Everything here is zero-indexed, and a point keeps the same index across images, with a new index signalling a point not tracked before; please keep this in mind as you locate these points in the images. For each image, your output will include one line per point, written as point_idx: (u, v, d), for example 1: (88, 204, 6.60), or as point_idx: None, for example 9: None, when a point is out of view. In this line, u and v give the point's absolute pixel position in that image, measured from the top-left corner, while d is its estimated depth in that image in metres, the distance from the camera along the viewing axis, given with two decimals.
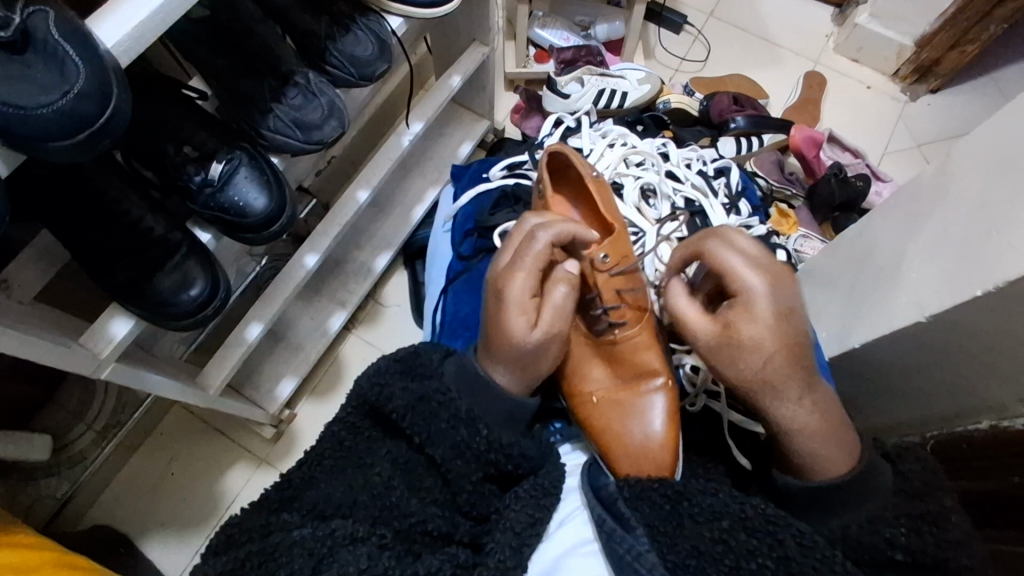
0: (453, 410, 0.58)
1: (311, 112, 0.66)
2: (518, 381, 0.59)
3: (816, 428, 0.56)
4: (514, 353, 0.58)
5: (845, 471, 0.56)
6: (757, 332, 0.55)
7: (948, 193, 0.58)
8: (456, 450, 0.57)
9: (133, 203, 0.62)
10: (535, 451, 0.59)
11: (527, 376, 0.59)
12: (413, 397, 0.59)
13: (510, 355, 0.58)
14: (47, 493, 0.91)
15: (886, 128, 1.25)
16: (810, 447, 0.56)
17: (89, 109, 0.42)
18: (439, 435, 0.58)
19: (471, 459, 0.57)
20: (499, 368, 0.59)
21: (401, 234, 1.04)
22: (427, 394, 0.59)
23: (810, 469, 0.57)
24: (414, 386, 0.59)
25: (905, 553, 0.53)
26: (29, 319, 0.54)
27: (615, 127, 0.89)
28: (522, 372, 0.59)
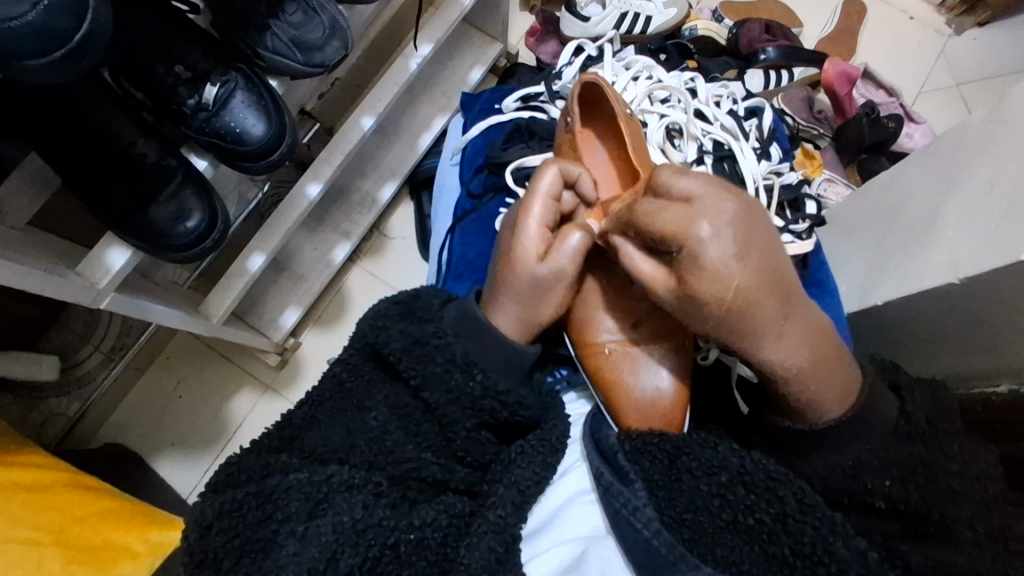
0: (450, 354, 0.56)
1: (312, 32, 0.61)
2: (522, 322, 0.59)
3: (806, 369, 0.51)
4: (520, 286, 0.58)
5: (843, 409, 0.54)
6: (731, 279, 0.48)
7: (997, 145, 0.54)
8: (445, 369, 0.56)
9: (124, 126, 0.58)
10: (535, 402, 0.58)
11: (530, 316, 0.59)
12: (412, 332, 0.58)
13: (517, 291, 0.58)
14: (59, 411, 0.93)
15: (925, 65, 1.17)
16: (806, 391, 0.52)
17: (64, 24, 0.38)
18: (435, 378, 0.56)
19: (460, 376, 0.56)
20: (500, 311, 0.59)
21: (408, 163, 1.00)
22: (424, 337, 0.57)
23: (817, 403, 0.53)
24: (412, 328, 0.58)
25: (885, 501, 0.52)
26: (20, 245, 0.52)
27: (640, 58, 0.83)
28: (528, 310, 0.58)
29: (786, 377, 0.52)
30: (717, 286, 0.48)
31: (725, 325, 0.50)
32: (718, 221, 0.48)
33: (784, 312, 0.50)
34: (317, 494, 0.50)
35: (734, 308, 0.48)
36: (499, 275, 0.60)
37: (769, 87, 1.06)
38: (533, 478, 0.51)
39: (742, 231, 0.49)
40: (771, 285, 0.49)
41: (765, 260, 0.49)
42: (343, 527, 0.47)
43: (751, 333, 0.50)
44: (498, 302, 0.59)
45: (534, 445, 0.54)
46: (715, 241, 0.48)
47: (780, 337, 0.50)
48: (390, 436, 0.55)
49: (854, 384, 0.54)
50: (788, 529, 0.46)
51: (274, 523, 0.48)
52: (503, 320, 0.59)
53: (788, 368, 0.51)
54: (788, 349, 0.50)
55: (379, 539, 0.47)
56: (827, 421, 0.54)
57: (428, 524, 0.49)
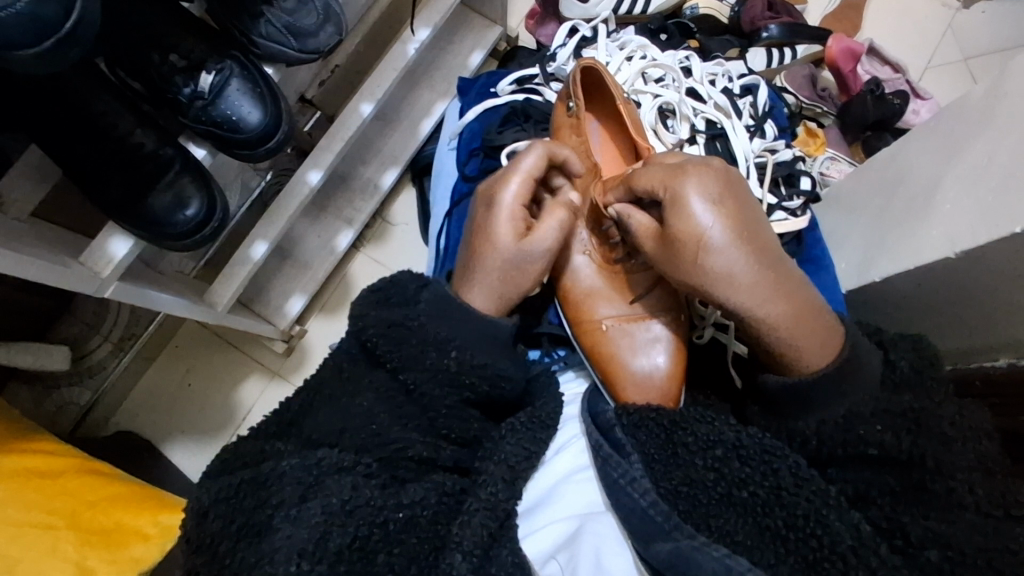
0: (425, 335, 0.57)
1: (305, 18, 0.61)
2: (493, 299, 0.61)
3: (787, 320, 0.52)
4: (493, 265, 0.60)
5: (830, 362, 0.54)
6: (710, 223, 0.52)
7: (999, 116, 0.53)
8: (419, 349, 0.57)
9: (121, 117, 0.59)
10: (514, 372, 0.60)
11: (501, 294, 0.61)
12: (388, 316, 0.58)
13: (490, 269, 0.60)
14: (70, 401, 0.95)
15: (933, 39, 1.15)
16: (788, 340, 0.53)
17: (52, 13, 0.39)
18: (410, 359, 0.57)
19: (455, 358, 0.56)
20: (472, 289, 0.61)
21: (409, 149, 1.00)
22: (397, 320, 0.58)
23: (802, 356, 0.54)
24: (385, 313, 0.58)
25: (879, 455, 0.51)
26: (21, 235, 0.52)
27: (635, 38, 0.83)
28: (500, 287, 0.61)
29: (769, 326, 0.53)
30: (691, 229, 0.52)
31: (705, 272, 0.53)
32: (700, 174, 0.53)
33: (764, 260, 0.52)
34: (310, 478, 0.51)
35: (713, 252, 0.52)
36: (473, 253, 0.62)
37: (771, 66, 1.05)
38: (521, 454, 0.52)
39: (724, 186, 0.53)
40: (752, 232, 0.53)
41: (748, 212, 0.53)
42: (332, 509, 0.48)
43: (731, 279, 0.52)
44: (471, 279, 0.61)
45: (524, 423, 0.55)
46: (696, 192, 0.53)
47: (760, 285, 0.52)
48: (377, 420, 0.55)
49: (840, 344, 0.55)
50: (783, 503, 0.46)
51: (269, 508, 0.49)
52: (476, 296, 0.61)
53: (770, 319, 0.52)
54: (767, 297, 0.52)
55: (369, 521, 0.48)
56: (807, 372, 0.54)
57: (417, 503, 0.50)
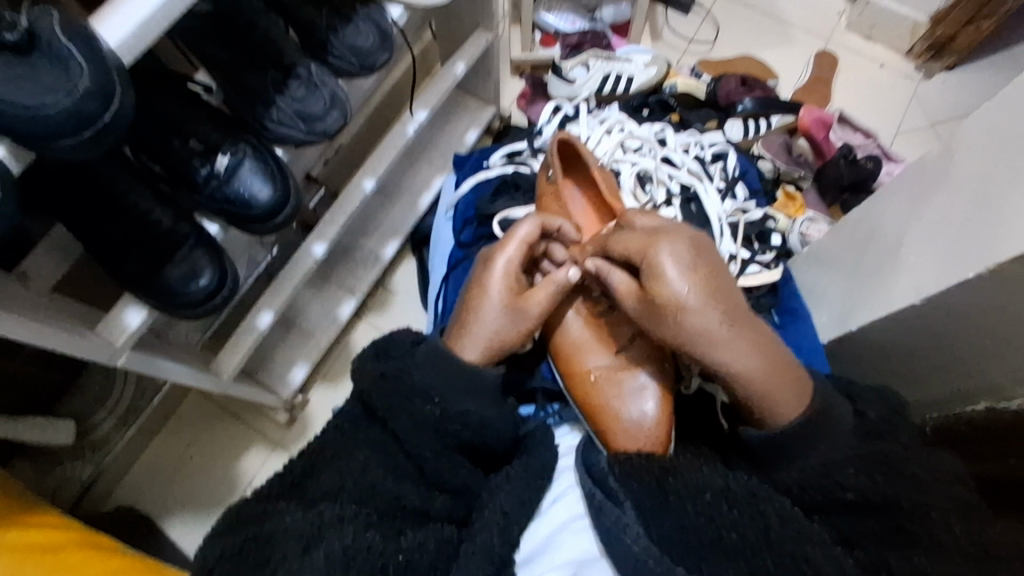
0: (410, 384, 0.59)
1: (314, 104, 0.67)
2: (487, 353, 0.63)
3: (761, 372, 0.55)
4: (487, 320, 0.63)
5: (799, 412, 0.56)
6: (687, 281, 0.55)
7: (951, 172, 0.57)
8: (406, 398, 0.59)
9: (140, 195, 0.63)
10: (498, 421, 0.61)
11: (494, 348, 0.63)
12: (377, 369, 0.60)
13: (483, 325, 0.63)
14: (73, 476, 0.95)
15: (898, 108, 1.24)
16: (764, 392, 0.55)
17: (94, 108, 0.44)
18: (398, 409, 0.59)
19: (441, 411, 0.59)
20: (466, 342, 0.63)
21: (408, 221, 1.06)
22: (387, 372, 0.60)
23: (776, 409, 0.56)
24: (377, 364, 0.61)
25: (856, 494, 0.53)
26: (43, 309, 0.56)
27: (614, 113, 0.88)
28: (492, 342, 0.63)
29: (745, 379, 0.55)
30: (672, 290, 0.55)
31: (684, 327, 0.55)
32: (675, 238, 0.58)
33: (738, 315, 0.55)
34: (311, 530, 0.52)
35: (692, 308, 0.55)
36: (467, 309, 0.64)
37: (748, 135, 1.11)
38: (517, 498, 0.54)
39: (697, 250, 0.57)
40: (726, 288, 0.56)
41: (720, 272, 0.57)
42: (334, 555, 0.50)
43: (709, 333, 0.54)
44: (465, 334, 0.63)
45: (517, 471, 0.56)
46: (673, 254, 0.56)
47: (734, 340, 0.55)
48: (370, 473, 0.57)
49: (810, 395, 0.57)
50: (769, 541, 0.47)
51: (272, 565, 0.50)
52: (469, 350, 0.63)
53: (749, 374, 0.54)
54: (742, 351, 0.55)
55: (369, 564, 0.50)
56: (783, 425, 0.56)
57: (415, 550, 0.52)
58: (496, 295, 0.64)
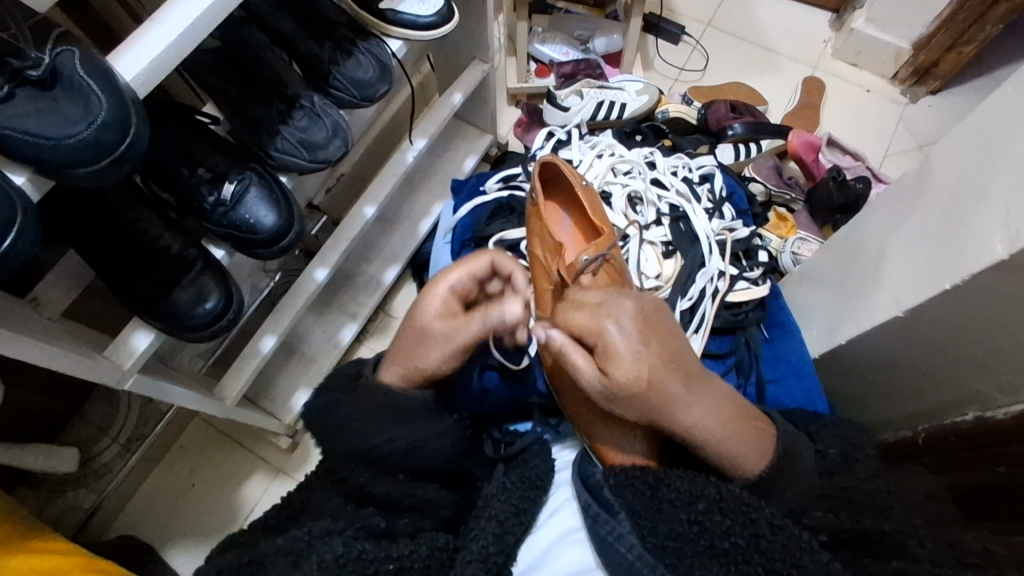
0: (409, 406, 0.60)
1: (316, 133, 0.70)
2: (406, 373, 0.62)
3: (719, 434, 0.55)
4: (412, 332, 0.62)
5: (759, 464, 0.56)
6: (633, 366, 0.53)
7: (927, 190, 0.59)
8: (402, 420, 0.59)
9: (151, 224, 0.66)
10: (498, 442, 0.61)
11: (415, 369, 0.62)
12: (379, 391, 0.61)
13: (409, 344, 0.62)
14: (75, 505, 0.95)
15: (886, 132, 1.27)
16: (724, 451, 0.55)
17: (111, 137, 0.46)
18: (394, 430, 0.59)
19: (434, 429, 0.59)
20: (392, 361, 0.63)
21: (409, 247, 1.08)
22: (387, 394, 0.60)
23: (737, 461, 0.56)
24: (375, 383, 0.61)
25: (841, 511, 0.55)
26: (53, 332, 0.57)
27: (604, 139, 0.93)
28: (409, 361, 0.62)
29: (704, 443, 0.55)
30: (631, 370, 0.53)
31: (637, 409, 0.55)
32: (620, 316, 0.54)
33: (687, 380, 0.55)
34: (304, 546, 0.53)
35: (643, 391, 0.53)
36: (401, 329, 0.64)
37: (739, 158, 1.15)
38: (511, 510, 0.54)
39: (642, 325, 0.54)
40: (675, 357, 0.55)
41: (668, 339, 0.55)
42: (328, 563, 0.50)
43: (662, 409, 0.54)
44: (393, 353, 0.64)
45: (514, 483, 0.57)
46: (617, 334, 0.54)
47: (687, 408, 0.55)
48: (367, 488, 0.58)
49: (769, 449, 0.57)
50: (761, 548, 0.48)
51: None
52: (391, 371, 0.62)
53: (707, 438, 0.55)
54: (697, 415, 0.55)
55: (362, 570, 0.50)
56: (747, 475, 0.56)
57: (407, 556, 0.52)
58: (424, 313, 0.63)
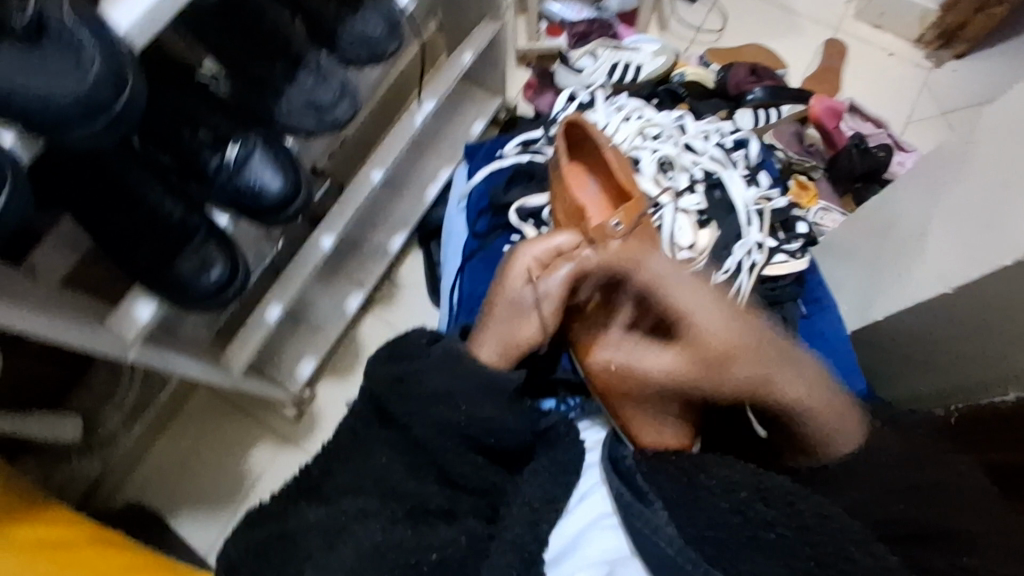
0: (428, 390, 0.59)
1: (323, 94, 0.67)
2: (502, 349, 0.64)
3: (816, 411, 0.60)
4: (505, 311, 0.66)
5: (853, 445, 0.61)
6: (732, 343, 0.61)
7: (973, 161, 0.56)
8: (429, 404, 0.58)
9: (148, 186, 0.61)
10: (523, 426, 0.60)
11: (512, 346, 0.65)
12: (397, 372, 0.61)
13: (501, 323, 0.65)
14: (80, 474, 0.94)
15: (909, 96, 1.22)
16: (823, 429, 0.61)
17: (106, 95, 0.43)
18: (420, 418, 0.58)
19: (444, 407, 0.58)
20: (487, 343, 0.64)
21: (415, 214, 1.05)
22: (403, 376, 0.60)
23: (834, 437, 0.61)
24: (393, 368, 0.61)
25: (900, 498, 0.56)
26: (53, 304, 0.54)
27: (630, 100, 0.88)
28: (506, 338, 0.65)
29: (801, 416, 0.61)
30: (723, 339, 0.61)
31: (738, 385, 0.61)
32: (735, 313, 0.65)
33: (777, 351, 0.63)
34: (336, 524, 0.53)
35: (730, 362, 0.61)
36: (490, 308, 0.67)
37: (759, 125, 1.09)
38: (545, 496, 0.54)
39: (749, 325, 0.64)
40: (766, 341, 0.63)
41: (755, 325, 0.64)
42: (363, 549, 0.50)
43: (760, 389, 0.60)
44: (486, 334, 0.65)
45: (542, 466, 0.57)
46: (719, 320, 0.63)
47: (789, 382, 0.61)
48: (393, 477, 0.57)
49: (861, 431, 0.61)
50: (807, 539, 0.48)
51: (299, 561, 0.51)
52: (486, 350, 0.64)
53: (807, 411, 0.60)
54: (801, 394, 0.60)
55: (402, 560, 0.50)
56: (837, 455, 0.61)
57: (446, 546, 0.52)
58: (516, 292, 0.66)
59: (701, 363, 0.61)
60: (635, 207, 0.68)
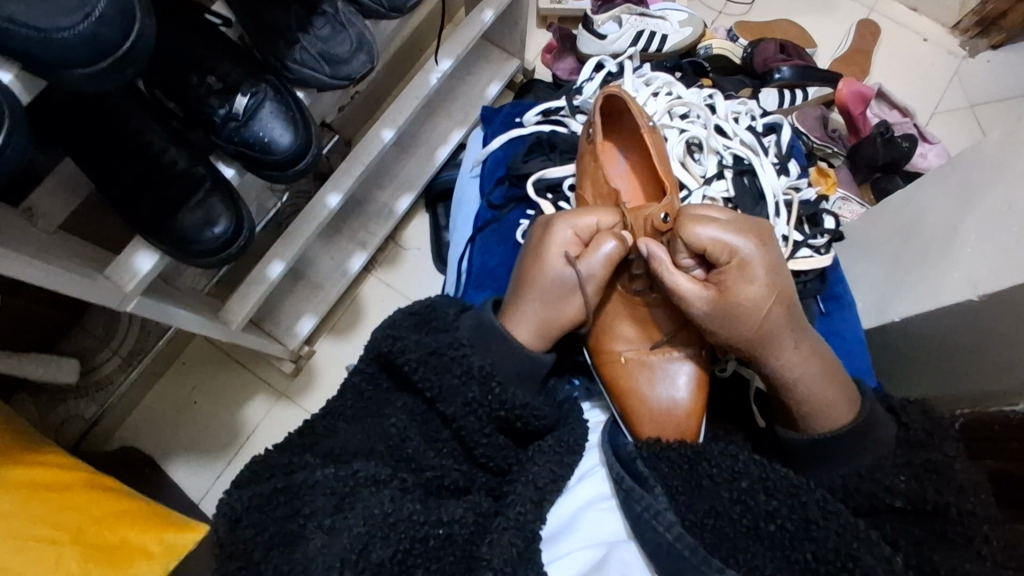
0: (466, 367, 0.59)
1: (339, 46, 0.63)
2: (537, 333, 0.62)
3: (815, 373, 0.59)
4: (545, 287, 0.62)
5: (848, 420, 0.59)
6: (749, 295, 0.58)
7: (1017, 164, 0.54)
8: (460, 380, 0.58)
9: (156, 134, 0.60)
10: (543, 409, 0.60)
11: (546, 330, 0.63)
12: (427, 343, 0.60)
13: (537, 302, 0.62)
14: (76, 414, 0.93)
15: (939, 85, 1.18)
16: (814, 397, 0.59)
17: (112, 34, 0.41)
18: (450, 391, 0.58)
19: (477, 389, 0.58)
20: (519, 323, 0.62)
21: (424, 175, 1.02)
22: (439, 349, 0.59)
23: (825, 418, 0.59)
24: (428, 341, 0.60)
25: (904, 500, 0.55)
26: (53, 249, 0.53)
27: (660, 75, 0.85)
28: (543, 320, 0.62)
29: (801, 382, 0.59)
30: (750, 291, 0.58)
31: (752, 329, 0.58)
32: (755, 238, 0.60)
33: (797, 319, 0.60)
34: (343, 488, 0.53)
35: (760, 312, 0.58)
36: (523, 282, 0.63)
37: (783, 106, 1.06)
38: (549, 476, 0.54)
39: (767, 254, 0.60)
40: (790, 298, 0.60)
41: (785, 276, 0.61)
42: (373, 520, 0.50)
43: (770, 336, 0.59)
44: (518, 314, 0.62)
45: (552, 445, 0.58)
46: (752, 255, 0.59)
47: (793, 345, 0.59)
48: (410, 443, 0.58)
49: (858, 404, 0.59)
50: (811, 536, 0.49)
51: (301, 518, 0.51)
52: (519, 330, 0.62)
53: (803, 379, 0.59)
54: (799, 351, 0.59)
55: (411, 533, 0.50)
56: (836, 428, 0.59)
57: (456, 521, 0.52)
58: (553, 267, 0.62)
59: (722, 306, 0.58)
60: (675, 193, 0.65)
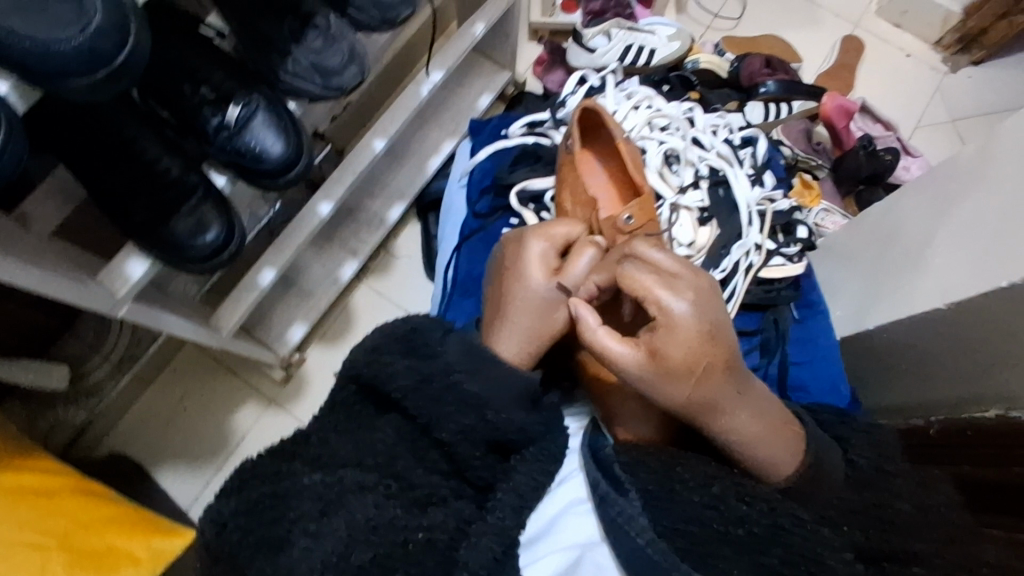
0: (451, 385, 0.58)
1: (331, 58, 0.65)
2: (525, 347, 0.63)
3: (760, 434, 0.56)
4: (526, 300, 0.63)
5: (793, 468, 0.58)
6: (685, 359, 0.53)
7: (983, 178, 0.57)
8: (439, 392, 0.58)
9: (148, 142, 0.60)
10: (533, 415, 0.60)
11: (535, 344, 0.63)
12: (409, 355, 0.61)
13: (522, 314, 0.63)
14: (66, 420, 0.94)
15: (921, 100, 1.21)
16: (763, 453, 0.57)
17: (107, 47, 0.42)
18: (445, 419, 0.57)
19: (453, 402, 0.58)
20: (505, 337, 0.63)
21: (415, 185, 1.04)
22: (430, 376, 0.59)
23: (772, 467, 0.57)
24: (416, 365, 0.59)
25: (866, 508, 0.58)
26: (45, 254, 0.53)
27: (642, 88, 0.87)
28: (528, 333, 0.63)
29: (744, 440, 0.56)
30: (687, 353, 0.52)
31: (686, 395, 0.54)
32: (691, 296, 0.53)
33: (738, 378, 0.55)
34: (330, 494, 0.53)
35: (693, 377, 0.53)
36: (505, 297, 0.65)
37: (768, 119, 1.08)
38: (533, 483, 0.55)
39: (703, 311, 0.54)
40: (731, 357, 0.55)
41: (725, 333, 0.54)
42: (357, 524, 0.51)
43: (712, 402, 0.54)
44: (503, 328, 0.63)
45: (534, 454, 0.58)
46: (684, 316, 0.53)
47: (736, 406, 0.55)
48: (399, 460, 0.57)
49: (799, 452, 0.58)
50: (781, 541, 0.52)
51: (287, 522, 0.52)
52: (507, 345, 0.63)
53: (748, 439, 0.56)
54: (742, 415, 0.56)
55: (390, 538, 0.51)
56: (779, 479, 0.58)
57: (439, 526, 0.53)
58: (534, 280, 0.64)
59: (661, 369, 0.53)
60: (647, 203, 0.69)
